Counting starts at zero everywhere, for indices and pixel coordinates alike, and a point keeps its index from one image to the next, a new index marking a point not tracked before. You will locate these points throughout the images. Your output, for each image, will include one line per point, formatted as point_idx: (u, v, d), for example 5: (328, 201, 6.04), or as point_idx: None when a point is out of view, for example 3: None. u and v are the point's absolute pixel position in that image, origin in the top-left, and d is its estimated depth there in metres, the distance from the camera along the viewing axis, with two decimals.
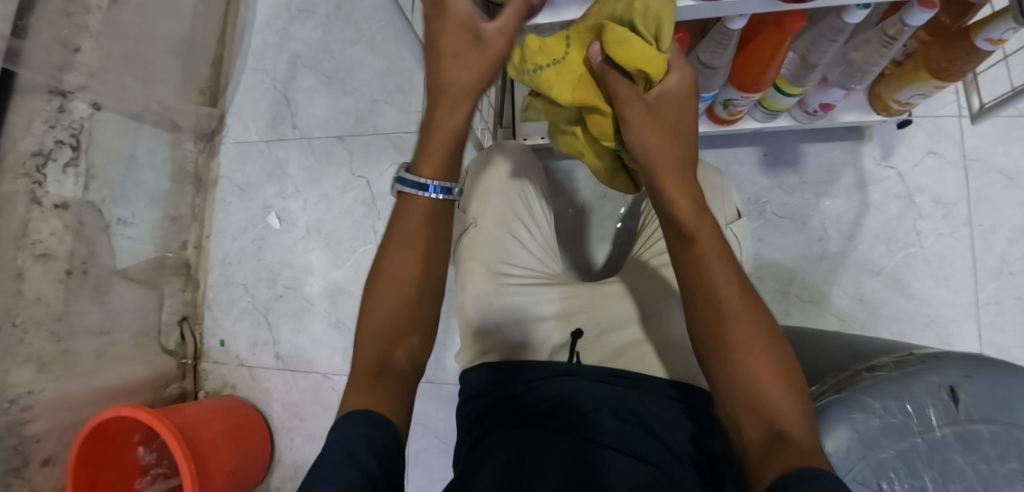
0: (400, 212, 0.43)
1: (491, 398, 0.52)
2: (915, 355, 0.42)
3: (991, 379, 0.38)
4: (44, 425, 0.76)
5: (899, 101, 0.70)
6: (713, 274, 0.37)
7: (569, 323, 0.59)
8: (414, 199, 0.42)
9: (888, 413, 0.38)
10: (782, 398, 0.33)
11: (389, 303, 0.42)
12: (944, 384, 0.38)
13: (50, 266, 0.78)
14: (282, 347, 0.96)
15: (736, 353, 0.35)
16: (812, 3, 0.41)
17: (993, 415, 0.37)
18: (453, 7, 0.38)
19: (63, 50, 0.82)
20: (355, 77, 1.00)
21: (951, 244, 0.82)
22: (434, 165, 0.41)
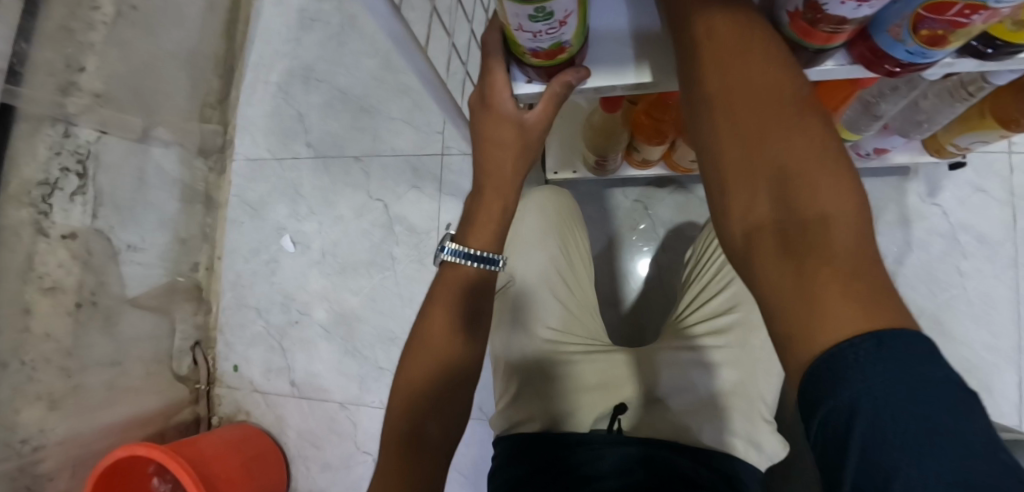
0: (441, 280, 0.43)
1: (529, 469, 0.49)
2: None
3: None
4: (57, 463, 0.74)
5: (957, 145, 0.66)
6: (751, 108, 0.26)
7: (610, 398, 0.55)
8: (459, 267, 0.43)
9: None
10: (814, 169, 0.22)
11: (425, 368, 0.40)
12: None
13: (59, 300, 0.75)
14: (297, 375, 0.94)
15: (759, 148, 0.24)
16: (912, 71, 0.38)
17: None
18: (497, 105, 0.41)
19: (66, 70, 0.78)
20: (371, 93, 0.95)
21: (994, 286, 0.79)
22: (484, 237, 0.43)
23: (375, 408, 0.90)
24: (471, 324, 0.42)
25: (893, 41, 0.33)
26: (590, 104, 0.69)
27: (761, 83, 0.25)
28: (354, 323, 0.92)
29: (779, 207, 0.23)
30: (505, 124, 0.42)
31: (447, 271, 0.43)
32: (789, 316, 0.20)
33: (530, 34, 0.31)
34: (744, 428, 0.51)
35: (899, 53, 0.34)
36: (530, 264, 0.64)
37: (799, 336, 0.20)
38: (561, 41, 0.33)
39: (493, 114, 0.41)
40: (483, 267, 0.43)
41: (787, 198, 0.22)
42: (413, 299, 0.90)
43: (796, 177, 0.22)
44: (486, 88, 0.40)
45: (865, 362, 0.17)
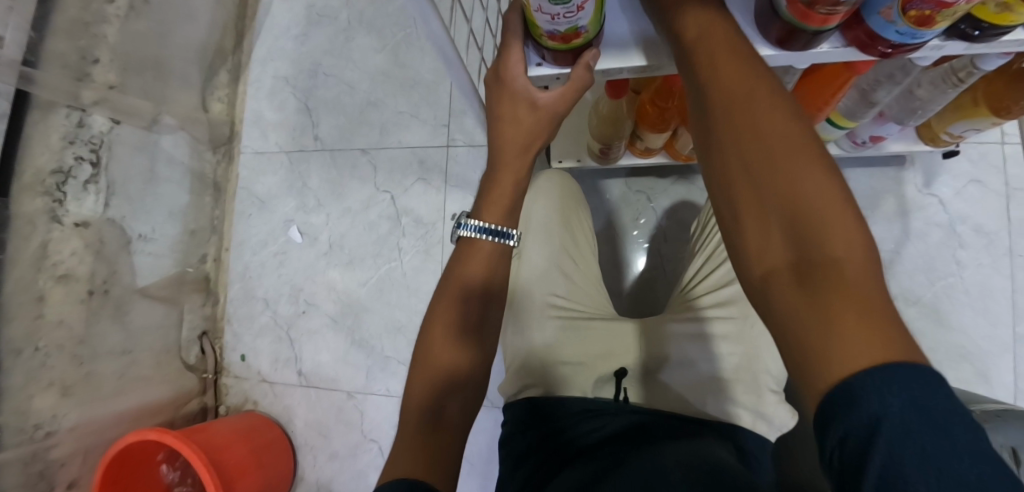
0: (458, 259, 0.44)
1: (540, 435, 0.50)
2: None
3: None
4: (69, 449, 0.75)
5: (950, 134, 0.68)
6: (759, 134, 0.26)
7: (610, 363, 0.58)
8: (477, 242, 0.44)
9: None
10: (824, 211, 0.22)
11: (446, 346, 0.41)
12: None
13: (72, 288, 0.76)
14: (304, 365, 0.95)
15: (769, 185, 0.24)
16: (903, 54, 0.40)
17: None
18: (511, 82, 0.42)
19: (80, 62, 0.79)
20: (379, 87, 0.96)
21: (990, 275, 0.81)
22: (497, 213, 0.44)
23: (382, 397, 0.91)
24: (484, 307, 0.43)
25: (885, 23, 0.35)
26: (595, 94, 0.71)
27: (772, 117, 0.26)
28: (361, 313, 0.93)
29: (794, 248, 0.23)
30: (519, 102, 0.43)
31: (464, 246, 0.44)
32: (804, 336, 0.21)
33: (548, 16, 0.33)
34: (750, 401, 0.51)
35: (891, 34, 0.36)
36: (539, 243, 0.67)
37: (814, 361, 0.20)
38: (577, 27, 0.35)
39: (507, 91, 0.43)
40: (499, 242, 0.44)
41: (800, 239, 0.22)
42: (420, 290, 0.91)
43: (809, 221, 0.22)
44: (499, 65, 0.42)
45: (880, 388, 0.18)
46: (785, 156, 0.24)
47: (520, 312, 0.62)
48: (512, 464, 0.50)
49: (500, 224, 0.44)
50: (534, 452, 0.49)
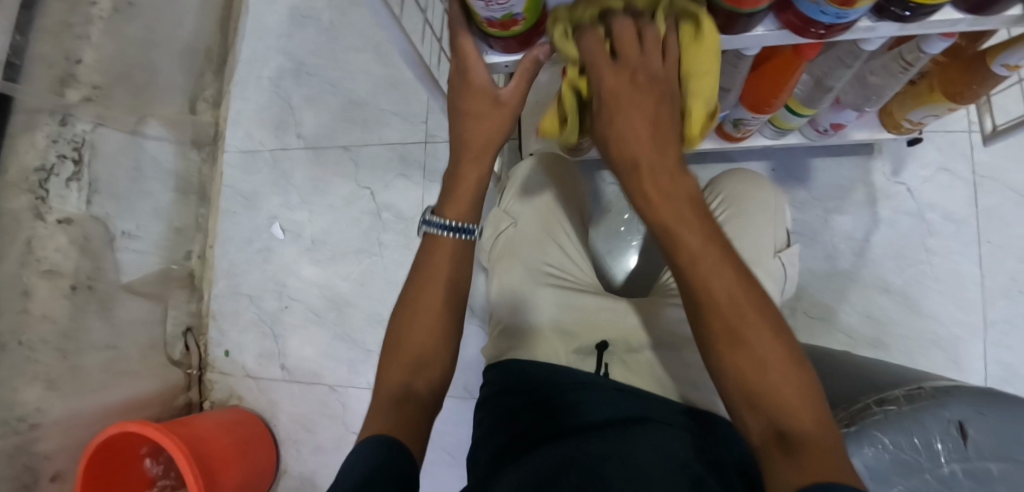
0: (427, 256, 0.45)
1: (525, 399, 0.50)
2: (925, 387, 0.40)
3: (1003, 413, 0.36)
4: (54, 442, 0.77)
5: (911, 121, 0.70)
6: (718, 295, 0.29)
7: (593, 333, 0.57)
8: (439, 238, 0.45)
9: (899, 449, 0.36)
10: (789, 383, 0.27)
11: (419, 336, 0.42)
12: (954, 420, 0.36)
13: (56, 283, 0.78)
14: (288, 359, 0.96)
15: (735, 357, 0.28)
16: (835, 34, 0.41)
17: (1008, 453, 0.35)
18: (474, 79, 0.43)
19: (65, 62, 0.81)
20: (361, 85, 0.98)
21: (960, 262, 0.82)
22: (458, 212, 0.45)
23: (364, 390, 0.93)
24: (457, 310, 0.44)
25: (810, 4, 0.36)
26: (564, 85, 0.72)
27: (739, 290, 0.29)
28: (343, 307, 0.95)
29: (769, 420, 0.27)
30: (482, 95, 0.44)
31: (429, 241, 0.45)
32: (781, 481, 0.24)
33: (481, 3, 0.34)
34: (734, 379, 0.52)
35: (818, 15, 0.37)
36: (530, 214, 0.68)
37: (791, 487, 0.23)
38: (513, 13, 0.36)
39: (471, 89, 0.43)
40: (461, 237, 0.45)
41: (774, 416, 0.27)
42: (401, 283, 0.93)
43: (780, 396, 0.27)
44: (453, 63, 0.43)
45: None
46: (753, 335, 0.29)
47: (513, 280, 0.63)
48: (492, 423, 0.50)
49: (459, 220, 0.45)
50: (521, 413, 0.48)
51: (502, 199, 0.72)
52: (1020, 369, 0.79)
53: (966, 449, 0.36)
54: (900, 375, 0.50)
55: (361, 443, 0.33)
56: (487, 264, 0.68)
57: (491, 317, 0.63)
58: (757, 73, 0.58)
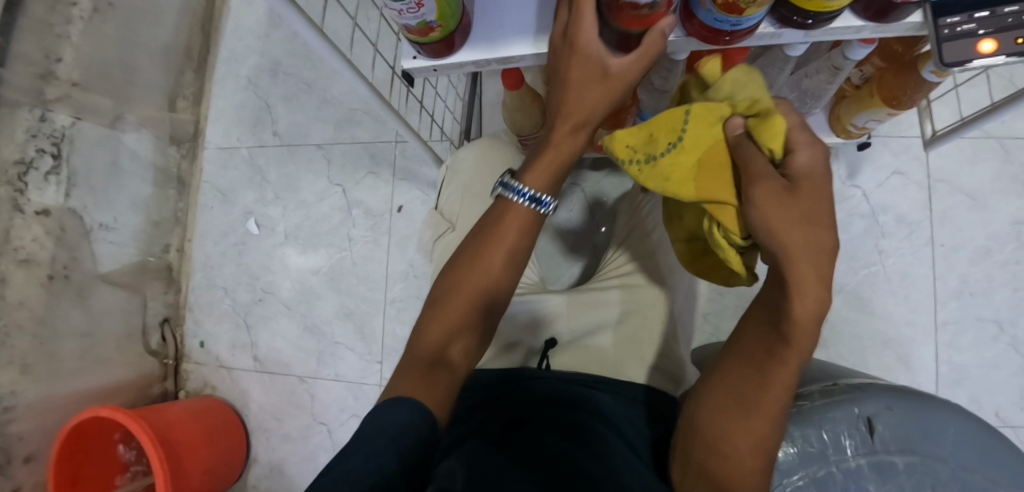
0: (487, 228, 0.41)
1: (481, 399, 0.47)
2: (841, 384, 0.41)
3: (909, 410, 0.38)
4: (27, 425, 0.80)
5: (856, 125, 0.70)
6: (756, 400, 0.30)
7: (543, 332, 0.59)
8: (514, 207, 0.40)
9: (807, 442, 0.38)
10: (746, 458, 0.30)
11: (457, 308, 0.39)
12: (865, 416, 0.38)
13: (33, 271, 0.81)
14: (260, 350, 0.99)
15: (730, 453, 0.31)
16: (739, 39, 0.41)
17: (908, 445, 0.37)
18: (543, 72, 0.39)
19: (45, 60, 0.84)
20: (334, 85, 1.01)
21: (913, 264, 0.83)
22: (543, 177, 0.40)
23: (332, 381, 0.95)
24: (487, 314, 0.40)
25: (705, 11, 0.37)
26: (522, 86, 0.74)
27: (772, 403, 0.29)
28: (313, 300, 0.98)
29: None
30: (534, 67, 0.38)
31: (501, 206, 0.41)
32: None
33: (395, 10, 0.37)
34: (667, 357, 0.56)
35: (714, 22, 0.38)
36: (469, 215, 0.64)
37: None
38: (427, 21, 0.38)
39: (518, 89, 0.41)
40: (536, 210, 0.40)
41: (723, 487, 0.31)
42: (369, 278, 0.96)
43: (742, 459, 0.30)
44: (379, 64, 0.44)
45: None
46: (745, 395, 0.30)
47: None
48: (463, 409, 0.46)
49: (542, 190, 0.40)
50: (483, 405, 0.45)
51: (443, 199, 0.70)
52: (969, 370, 0.80)
53: (874, 442, 0.37)
54: (818, 370, 0.52)
55: (395, 410, 0.29)
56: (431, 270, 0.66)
57: None
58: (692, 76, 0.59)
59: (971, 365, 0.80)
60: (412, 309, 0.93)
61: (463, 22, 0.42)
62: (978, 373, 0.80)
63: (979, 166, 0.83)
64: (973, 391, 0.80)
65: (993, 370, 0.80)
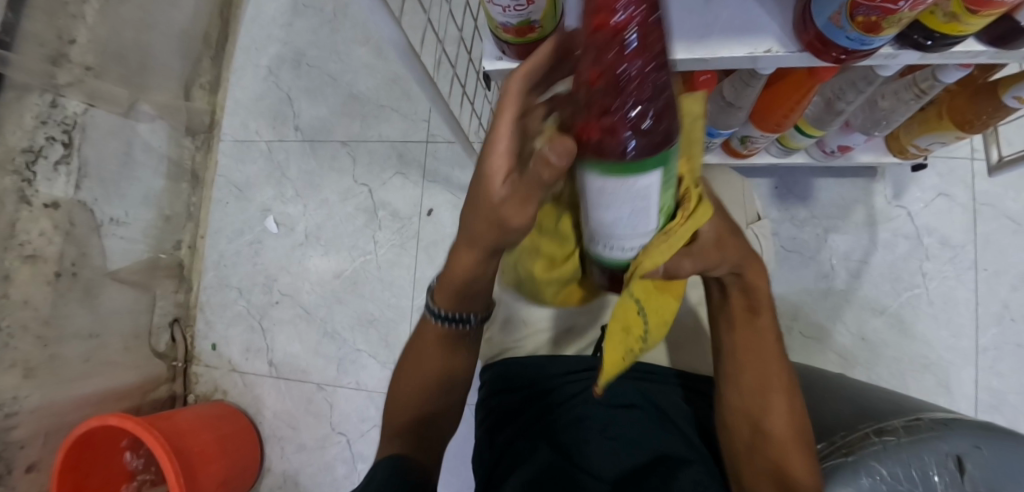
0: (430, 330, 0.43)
1: (521, 395, 0.50)
2: (928, 420, 0.35)
3: (1011, 452, 0.30)
4: (30, 431, 0.75)
5: (917, 146, 0.68)
6: (767, 382, 0.42)
7: (598, 318, 0.57)
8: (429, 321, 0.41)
9: (891, 481, 0.31)
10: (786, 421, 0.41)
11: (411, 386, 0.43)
12: (951, 453, 0.31)
13: (38, 268, 0.77)
14: (276, 355, 0.94)
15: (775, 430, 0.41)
16: (858, 59, 0.38)
17: (1004, 489, 0.29)
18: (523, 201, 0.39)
19: (57, 40, 0.81)
20: (361, 80, 0.96)
21: (955, 287, 0.82)
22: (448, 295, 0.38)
23: (352, 390, 0.91)
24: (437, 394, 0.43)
25: (835, 27, 0.34)
26: None
27: (777, 365, 0.43)
28: (334, 304, 0.93)
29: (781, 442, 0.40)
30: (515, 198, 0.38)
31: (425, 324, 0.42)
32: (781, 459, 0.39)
33: (499, 6, 0.33)
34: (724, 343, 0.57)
35: (842, 39, 0.34)
36: None
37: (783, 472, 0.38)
38: (530, 21, 0.35)
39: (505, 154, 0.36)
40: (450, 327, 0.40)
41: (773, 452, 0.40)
42: (394, 284, 0.92)
43: (779, 432, 0.40)
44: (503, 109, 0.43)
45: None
46: (759, 372, 0.43)
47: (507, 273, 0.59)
48: (486, 431, 0.50)
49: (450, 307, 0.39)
50: (523, 409, 0.48)
51: None
52: (1007, 396, 0.79)
53: (965, 484, 0.30)
54: (898, 403, 0.48)
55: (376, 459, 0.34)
56: None
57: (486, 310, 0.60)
58: (766, 92, 0.57)
59: (1011, 392, 0.79)
60: None
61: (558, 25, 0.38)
62: (1017, 399, 0.79)
63: None
64: (1012, 418, 0.78)
65: None
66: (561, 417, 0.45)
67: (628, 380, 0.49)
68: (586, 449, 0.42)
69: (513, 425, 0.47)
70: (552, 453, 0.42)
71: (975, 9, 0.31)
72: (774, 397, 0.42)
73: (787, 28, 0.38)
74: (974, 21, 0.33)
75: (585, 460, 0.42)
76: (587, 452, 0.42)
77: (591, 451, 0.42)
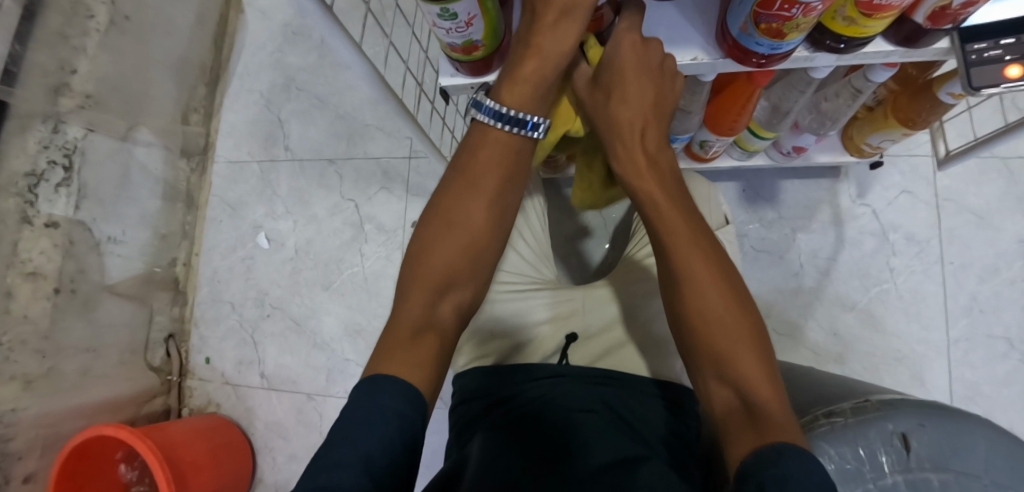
0: (469, 155, 0.42)
1: (485, 401, 0.52)
2: (872, 399, 0.36)
3: (948, 428, 0.32)
4: (26, 442, 0.78)
5: (870, 145, 0.71)
6: (707, 289, 0.38)
7: (563, 328, 0.61)
8: (489, 132, 0.41)
9: (842, 460, 0.32)
10: (762, 382, 0.34)
11: (445, 256, 0.40)
12: (897, 431, 0.33)
13: (38, 285, 0.81)
14: (267, 367, 0.97)
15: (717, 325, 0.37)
16: (781, 62, 0.42)
17: (946, 463, 0.31)
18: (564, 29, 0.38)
19: (59, 71, 0.87)
20: (347, 101, 1.01)
21: (923, 281, 0.84)
22: (519, 94, 0.39)
23: (341, 399, 0.93)
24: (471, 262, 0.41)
25: (745, 34, 0.37)
26: None
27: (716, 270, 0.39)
28: (322, 315, 0.96)
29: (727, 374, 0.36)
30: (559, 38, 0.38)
31: (476, 135, 0.42)
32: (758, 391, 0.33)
33: (443, 29, 0.36)
34: None
35: (754, 46, 0.38)
36: None
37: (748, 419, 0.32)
38: (472, 41, 0.38)
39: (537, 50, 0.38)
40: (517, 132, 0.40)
41: (728, 378, 0.35)
42: (380, 293, 0.95)
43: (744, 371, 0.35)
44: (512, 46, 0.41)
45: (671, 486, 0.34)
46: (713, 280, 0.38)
47: None
48: (456, 437, 0.51)
49: (516, 108, 0.39)
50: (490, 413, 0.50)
51: None
52: (981, 388, 0.80)
53: (910, 460, 0.32)
54: (850, 387, 0.50)
55: (376, 395, 0.30)
56: None
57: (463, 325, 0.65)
58: (715, 97, 0.60)
59: (984, 383, 0.80)
60: None
61: (502, 43, 0.42)
62: (991, 390, 0.80)
63: (986, 186, 0.85)
64: (986, 409, 0.79)
65: (1006, 388, 0.80)
66: (528, 411, 0.47)
67: (593, 384, 0.50)
68: (548, 442, 0.42)
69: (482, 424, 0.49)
70: (510, 446, 0.42)
71: (870, 12, 0.34)
72: (721, 329, 0.37)
73: (710, 37, 0.42)
74: (871, 24, 0.36)
75: (545, 446, 0.42)
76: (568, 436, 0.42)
77: (558, 445, 0.41)
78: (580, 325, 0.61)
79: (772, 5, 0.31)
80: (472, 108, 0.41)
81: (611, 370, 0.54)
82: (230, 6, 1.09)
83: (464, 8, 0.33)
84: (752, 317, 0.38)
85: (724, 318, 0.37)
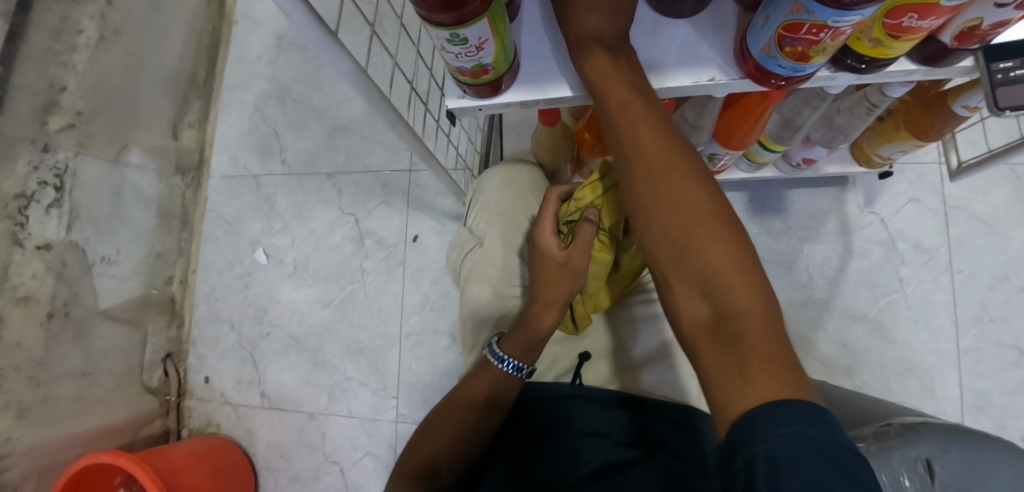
0: (470, 374, 0.53)
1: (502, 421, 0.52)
2: (894, 424, 0.35)
3: (972, 454, 0.31)
4: (22, 472, 0.76)
5: (881, 155, 0.70)
6: (664, 189, 0.31)
7: (575, 346, 0.59)
8: (489, 366, 0.51)
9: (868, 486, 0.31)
10: (734, 274, 0.27)
11: (438, 440, 0.49)
12: (920, 457, 0.31)
13: (31, 310, 0.79)
14: (268, 386, 0.95)
15: (686, 239, 0.29)
16: (804, 82, 0.40)
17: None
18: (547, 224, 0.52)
19: (48, 88, 0.84)
20: (345, 113, 0.99)
21: (932, 290, 0.83)
22: (515, 345, 0.50)
23: (344, 418, 0.91)
24: (463, 429, 0.49)
25: (767, 57, 0.35)
26: (537, 144, 0.70)
27: (664, 164, 0.32)
28: (323, 334, 0.94)
29: (707, 302, 0.28)
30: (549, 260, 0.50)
31: (483, 367, 0.52)
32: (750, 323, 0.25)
33: (452, 54, 0.35)
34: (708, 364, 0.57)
35: (776, 68, 0.36)
36: (500, 239, 0.66)
37: (727, 389, 0.24)
38: (482, 64, 0.37)
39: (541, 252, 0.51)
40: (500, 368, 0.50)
41: (705, 286, 0.28)
42: (382, 310, 0.93)
43: (717, 273, 0.28)
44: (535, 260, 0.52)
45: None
46: (672, 181, 0.31)
47: (483, 303, 0.64)
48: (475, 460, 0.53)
49: (512, 356, 0.50)
50: (502, 434, 0.49)
51: (470, 214, 0.72)
52: (992, 396, 0.79)
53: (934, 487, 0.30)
54: (872, 409, 0.49)
55: None
56: (461, 283, 0.69)
57: (473, 337, 0.66)
58: (726, 111, 0.58)
59: (995, 392, 0.80)
60: (428, 343, 0.91)
61: (513, 65, 0.41)
62: (1002, 399, 0.79)
63: (993, 193, 0.84)
64: (999, 419, 0.78)
65: (1017, 396, 0.79)
66: (537, 434, 0.46)
67: (605, 407, 0.48)
68: (548, 466, 0.41)
69: (493, 443, 0.49)
70: (511, 475, 0.42)
71: (898, 34, 0.33)
72: (689, 226, 0.29)
73: (727, 57, 0.40)
74: (897, 46, 0.35)
75: (544, 471, 0.41)
76: (578, 461, 0.41)
77: (554, 470, 0.41)
78: (594, 345, 0.59)
79: (797, 28, 0.30)
80: (487, 349, 0.52)
81: (628, 394, 0.51)
82: (223, 17, 1.07)
83: (475, 33, 0.31)
84: (717, 202, 0.30)
85: (685, 202, 0.30)
